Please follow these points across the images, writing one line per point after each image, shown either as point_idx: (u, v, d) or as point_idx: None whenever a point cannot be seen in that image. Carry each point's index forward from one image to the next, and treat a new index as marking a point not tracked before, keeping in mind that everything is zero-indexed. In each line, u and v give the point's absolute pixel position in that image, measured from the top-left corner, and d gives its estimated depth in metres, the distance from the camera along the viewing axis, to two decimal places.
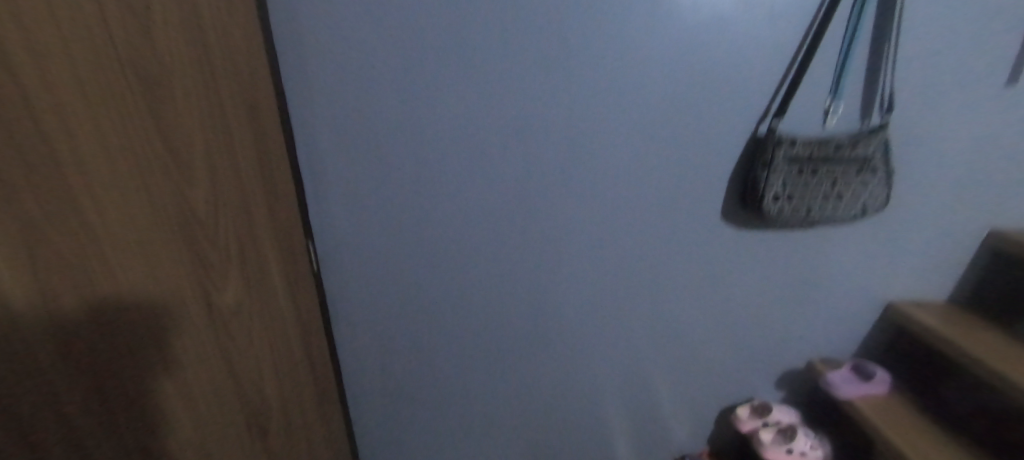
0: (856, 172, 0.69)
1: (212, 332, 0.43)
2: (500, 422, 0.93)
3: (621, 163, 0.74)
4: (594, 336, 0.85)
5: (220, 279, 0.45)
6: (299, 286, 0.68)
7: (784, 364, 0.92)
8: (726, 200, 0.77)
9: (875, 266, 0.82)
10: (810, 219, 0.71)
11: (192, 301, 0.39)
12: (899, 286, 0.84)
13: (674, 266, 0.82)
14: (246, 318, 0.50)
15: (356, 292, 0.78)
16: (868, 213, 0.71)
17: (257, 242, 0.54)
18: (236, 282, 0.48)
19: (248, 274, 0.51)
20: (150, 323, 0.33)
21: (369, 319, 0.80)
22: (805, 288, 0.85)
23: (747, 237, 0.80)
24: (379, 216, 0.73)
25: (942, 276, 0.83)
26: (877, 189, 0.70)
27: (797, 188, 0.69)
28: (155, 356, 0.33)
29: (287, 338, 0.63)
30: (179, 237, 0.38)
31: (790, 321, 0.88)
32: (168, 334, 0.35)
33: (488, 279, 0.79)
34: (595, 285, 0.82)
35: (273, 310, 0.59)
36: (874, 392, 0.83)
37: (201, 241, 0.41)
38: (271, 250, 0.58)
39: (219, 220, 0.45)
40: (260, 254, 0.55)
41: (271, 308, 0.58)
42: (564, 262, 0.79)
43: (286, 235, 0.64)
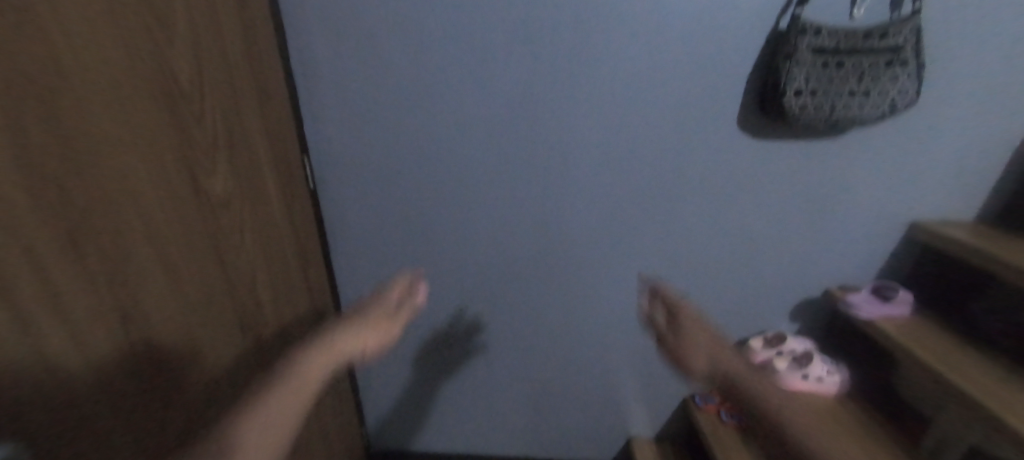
0: (884, 65, 0.64)
1: (129, 242, 0.40)
2: (508, 321, 0.95)
3: (631, 65, 0.71)
4: (604, 253, 0.86)
5: (137, 186, 0.42)
6: (261, 186, 0.65)
7: (802, 293, 0.88)
8: (743, 105, 0.73)
9: (900, 180, 0.77)
10: (834, 119, 0.67)
11: (98, 212, 0.37)
12: (928, 202, 0.79)
13: (690, 171, 0.78)
14: (178, 228, 0.48)
15: (361, 168, 0.83)
16: (895, 111, 0.67)
17: (193, 138, 0.50)
18: (163, 192, 0.45)
19: (182, 178, 0.48)
20: (35, 220, 0.30)
21: (374, 197, 0.85)
22: (827, 206, 0.80)
23: (766, 150, 0.76)
24: (391, 104, 0.77)
25: (973, 188, 0.78)
26: (907, 83, 0.65)
27: (820, 83, 0.65)
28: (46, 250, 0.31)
29: (237, 249, 0.60)
30: (80, 137, 0.34)
31: (809, 244, 0.84)
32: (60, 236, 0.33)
33: (498, 192, 0.82)
34: (604, 200, 0.81)
35: (218, 222, 0.56)
36: (894, 313, 0.80)
37: (112, 144, 0.38)
38: (217, 153, 0.55)
39: (137, 120, 0.41)
40: (199, 158, 0.51)
41: (215, 220, 0.55)
42: (572, 173, 0.79)
43: (245, 134, 0.60)
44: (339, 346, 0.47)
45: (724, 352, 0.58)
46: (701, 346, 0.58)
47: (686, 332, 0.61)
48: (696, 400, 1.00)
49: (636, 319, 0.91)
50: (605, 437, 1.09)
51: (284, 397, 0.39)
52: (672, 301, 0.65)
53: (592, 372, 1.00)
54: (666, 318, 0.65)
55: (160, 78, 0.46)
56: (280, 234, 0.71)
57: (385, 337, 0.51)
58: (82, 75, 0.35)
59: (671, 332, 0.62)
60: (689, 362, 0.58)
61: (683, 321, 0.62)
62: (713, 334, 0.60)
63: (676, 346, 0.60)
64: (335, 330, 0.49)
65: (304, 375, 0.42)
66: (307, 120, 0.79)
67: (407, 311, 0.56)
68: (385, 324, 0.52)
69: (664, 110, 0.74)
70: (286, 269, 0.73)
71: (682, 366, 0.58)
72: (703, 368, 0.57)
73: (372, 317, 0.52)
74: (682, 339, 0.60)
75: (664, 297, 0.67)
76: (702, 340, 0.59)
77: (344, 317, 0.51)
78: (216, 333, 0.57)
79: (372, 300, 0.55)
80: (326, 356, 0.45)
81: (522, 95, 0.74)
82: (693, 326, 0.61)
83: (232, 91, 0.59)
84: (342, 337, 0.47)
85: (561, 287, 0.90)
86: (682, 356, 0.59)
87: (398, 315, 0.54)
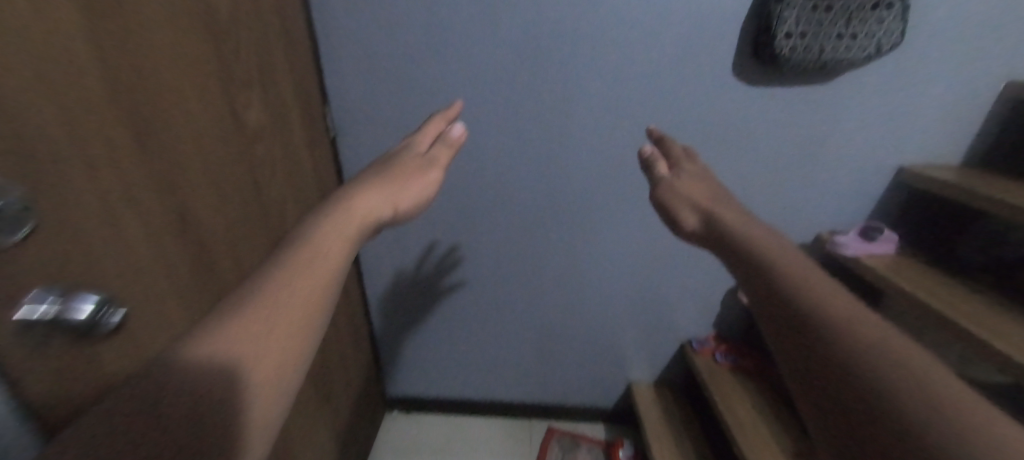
0: (872, 6, 0.68)
1: (164, 131, 0.46)
2: (511, 261, 1.01)
3: (632, 11, 0.75)
4: (607, 196, 0.91)
5: (171, 83, 0.47)
6: (284, 108, 0.71)
7: (793, 237, 0.94)
8: (739, 50, 0.77)
9: (889, 116, 0.81)
10: (823, 61, 0.71)
11: (132, 94, 0.42)
12: (914, 145, 0.83)
13: (685, 109, 0.82)
14: (210, 133, 0.54)
15: (364, 113, 0.85)
16: (881, 52, 0.71)
17: (221, 53, 0.55)
18: (194, 95, 0.51)
19: (211, 89, 0.54)
20: (76, 88, 0.36)
21: (379, 139, 0.88)
22: (817, 151, 0.85)
23: (759, 96, 0.80)
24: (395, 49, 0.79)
25: (959, 131, 0.81)
26: (893, 25, 0.69)
27: (810, 26, 0.69)
28: (87, 115, 0.37)
29: (264, 159, 0.66)
30: (105, 27, 0.39)
31: (800, 189, 0.89)
32: (99, 116, 0.38)
33: (505, 136, 0.87)
34: (607, 145, 0.86)
35: (248, 131, 0.62)
36: (879, 252, 0.85)
37: (142, 42, 0.43)
38: (242, 70, 0.60)
39: (168, 29, 0.46)
40: (227, 72, 0.56)
41: (245, 131, 0.61)
42: (574, 116, 0.84)
43: (265, 54, 0.65)
44: (366, 205, 0.41)
45: (721, 197, 0.47)
46: (691, 197, 0.48)
47: (679, 183, 0.50)
48: (695, 345, 1.06)
49: (637, 260, 0.98)
50: (609, 375, 1.18)
51: (321, 256, 0.33)
52: (676, 162, 0.55)
53: (595, 313, 1.08)
54: (668, 171, 0.54)
55: (207, 24, 0.52)
56: (301, 160, 0.77)
57: (419, 192, 0.47)
58: (142, 20, 0.43)
59: (668, 181, 0.52)
60: (677, 213, 0.47)
61: (682, 174, 0.52)
62: (716, 188, 0.49)
63: (666, 194, 0.50)
64: (360, 190, 0.43)
65: (335, 235, 0.36)
66: (325, 70, 0.83)
67: (437, 164, 0.51)
68: (414, 176, 0.48)
69: (662, 56, 0.78)
70: (304, 191, 0.79)
71: (671, 219, 0.48)
72: (694, 223, 0.45)
73: (399, 171, 0.47)
74: (675, 188, 0.50)
75: (670, 154, 0.57)
76: (697, 190, 0.49)
77: (366, 175, 0.46)
78: (244, 225, 0.62)
79: (394, 160, 0.49)
80: (354, 216, 0.39)
81: (529, 39, 0.78)
82: (689, 180, 0.51)
83: (264, 38, 0.65)
84: (365, 197, 0.42)
85: (566, 231, 0.96)
86: (669, 205, 0.49)
87: (429, 167, 0.50)
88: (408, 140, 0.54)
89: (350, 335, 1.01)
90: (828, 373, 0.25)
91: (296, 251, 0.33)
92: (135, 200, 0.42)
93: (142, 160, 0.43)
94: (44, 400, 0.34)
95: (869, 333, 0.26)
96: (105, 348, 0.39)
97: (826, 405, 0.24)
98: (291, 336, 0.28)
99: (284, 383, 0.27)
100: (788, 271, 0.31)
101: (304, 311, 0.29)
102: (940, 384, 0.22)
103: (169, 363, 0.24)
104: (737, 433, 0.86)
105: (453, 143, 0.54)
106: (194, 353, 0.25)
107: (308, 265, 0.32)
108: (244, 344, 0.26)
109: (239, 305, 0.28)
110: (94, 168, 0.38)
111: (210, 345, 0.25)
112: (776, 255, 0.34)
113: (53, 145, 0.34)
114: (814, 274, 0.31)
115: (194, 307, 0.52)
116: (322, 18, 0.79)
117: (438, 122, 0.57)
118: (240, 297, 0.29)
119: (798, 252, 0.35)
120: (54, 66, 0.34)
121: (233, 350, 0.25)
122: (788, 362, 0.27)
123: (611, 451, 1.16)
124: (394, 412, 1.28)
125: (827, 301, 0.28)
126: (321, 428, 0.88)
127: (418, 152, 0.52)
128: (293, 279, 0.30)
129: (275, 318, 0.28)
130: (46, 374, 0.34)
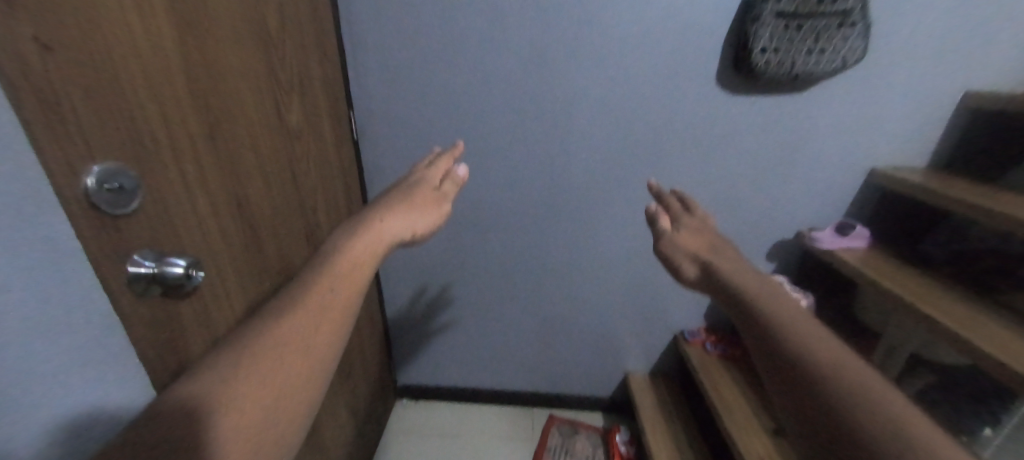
0: (835, 26, 0.77)
1: (228, 126, 0.55)
2: (515, 253, 1.09)
3: (627, 27, 0.84)
4: (605, 194, 1.00)
5: (231, 85, 0.56)
6: (319, 111, 0.81)
7: (775, 234, 1.02)
8: (722, 63, 0.86)
9: (861, 120, 0.89)
10: (795, 73, 0.80)
11: (205, 94, 0.51)
12: (883, 150, 0.92)
13: (675, 113, 0.91)
14: (260, 127, 0.62)
15: (388, 116, 0.95)
16: (848, 65, 0.80)
17: (269, 59, 0.65)
18: (250, 94, 0.60)
19: (262, 88, 0.63)
20: (163, 86, 0.45)
21: (399, 139, 0.98)
22: (796, 154, 0.93)
23: (741, 104, 0.89)
24: (414, 59, 0.89)
25: (924, 136, 0.89)
26: (856, 41, 0.78)
27: (783, 42, 0.78)
28: (173, 112, 0.46)
29: (302, 152, 0.75)
30: (186, 37, 0.48)
31: (781, 188, 0.97)
32: (183, 110, 0.47)
33: (513, 138, 0.95)
34: (606, 147, 0.95)
35: (290, 127, 0.71)
36: (852, 246, 0.93)
37: (211, 50, 0.52)
38: (285, 74, 0.69)
39: (229, 38, 0.55)
40: (272, 74, 0.65)
41: (288, 124, 0.70)
42: (575, 120, 0.93)
43: (305, 64, 0.75)
44: (389, 229, 0.49)
45: (717, 250, 0.55)
46: (689, 249, 0.56)
47: (679, 238, 0.59)
48: (686, 335, 1.13)
49: (634, 255, 1.06)
50: (608, 365, 1.25)
51: (349, 272, 0.41)
52: (676, 215, 0.63)
53: (595, 305, 1.15)
54: (671, 224, 0.62)
55: (260, 41, 0.62)
56: (331, 160, 0.86)
57: (430, 220, 0.54)
58: (215, 38, 0.53)
59: (670, 236, 0.60)
60: (680, 267, 0.56)
61: (682, 229, 0.60)
62: (712, 241, 0.57)
63: (668, 247, 0.59)
64: (386, 212, 0.50)
65: (363, 254, 0.44)
66: (350, 79, 0.92)
67: (447, 198, 0.59)
68: (430, 207, 0.55)
69: (654, 68, 0.87)
70: (334, 186, 0.88)
71: (674, 270, 0.57)
72: (696, 274, 0.53)
73: (417, 200, 0.54)
74: (676, 242, 0.58)
75: (670, 210, 0.64)
76: (694, 243, 0.57)
77: (386, 199, 0.53)
78: (287, 210, 0.71)
79: (413, 188, 0.57)
80: (376, 235, 0.47)
81: (533, 51, 0.87)
82: (688, 235, 0.59)
83: (303, 51, 0.74)
84: (389, 220, 0.49)
85: (567, 227, 1.04)
86: (671, 258, 0.58)
87: (441, 200, 0.57)
88: (421, 173, 0.60)
89: (366, 322, 1.08)
90: (810, 401, 0.32)
91: (332, 264, 0.41)
92: (206, 184, 0.51)
93: (210, 148, 0.52)
94: (142, 342, 0.43)
95: (843, 373, 0.33)
96: (184, 306, 0.48)
97: (807, 421, 0.32)
98: (326, 334, 0.37)
99: (319, 371, 0.36)
100: (779, 319, 0.39)
101: (336, 317, 0.38)
102: (888, 406, 0.30)
103: (236, 349, 0.34)
104: (722, 411, 0.93)
105: (457, 182, 0.62)
106: (253, 343, 0.34)
107: (341, 279, 0.40)
108: (291, 338, 0.35)
109: (292, 300, 0.37)
110: (178, 155, 0.47)
111: (267, 337, 0.34)
112: (766, 303, 0.42)
113: (150, 138, 0.43)
114: (800, 320, 0.39)
115: (249, 282, 0.61)
116: (349, 31, 0.88)
117: (449, 160, 0.63)
118: (287, 301, 0.37)
119: (789, 303, 0.42)
120: (152, 73, 0.43)
121: (283, 341, 0.34)
122: (781, 400, 0.34)
123: (608, 437, 1.22)
124: (404, 400, 1.35)
125: (809, 345, 0.36)
126: (341, 405, 0.95)
127: (432, 186, 0.58)
128: (331, 288, 0.39)
129: (317, 319, 0.36)
130: (143, 320, 0.43)
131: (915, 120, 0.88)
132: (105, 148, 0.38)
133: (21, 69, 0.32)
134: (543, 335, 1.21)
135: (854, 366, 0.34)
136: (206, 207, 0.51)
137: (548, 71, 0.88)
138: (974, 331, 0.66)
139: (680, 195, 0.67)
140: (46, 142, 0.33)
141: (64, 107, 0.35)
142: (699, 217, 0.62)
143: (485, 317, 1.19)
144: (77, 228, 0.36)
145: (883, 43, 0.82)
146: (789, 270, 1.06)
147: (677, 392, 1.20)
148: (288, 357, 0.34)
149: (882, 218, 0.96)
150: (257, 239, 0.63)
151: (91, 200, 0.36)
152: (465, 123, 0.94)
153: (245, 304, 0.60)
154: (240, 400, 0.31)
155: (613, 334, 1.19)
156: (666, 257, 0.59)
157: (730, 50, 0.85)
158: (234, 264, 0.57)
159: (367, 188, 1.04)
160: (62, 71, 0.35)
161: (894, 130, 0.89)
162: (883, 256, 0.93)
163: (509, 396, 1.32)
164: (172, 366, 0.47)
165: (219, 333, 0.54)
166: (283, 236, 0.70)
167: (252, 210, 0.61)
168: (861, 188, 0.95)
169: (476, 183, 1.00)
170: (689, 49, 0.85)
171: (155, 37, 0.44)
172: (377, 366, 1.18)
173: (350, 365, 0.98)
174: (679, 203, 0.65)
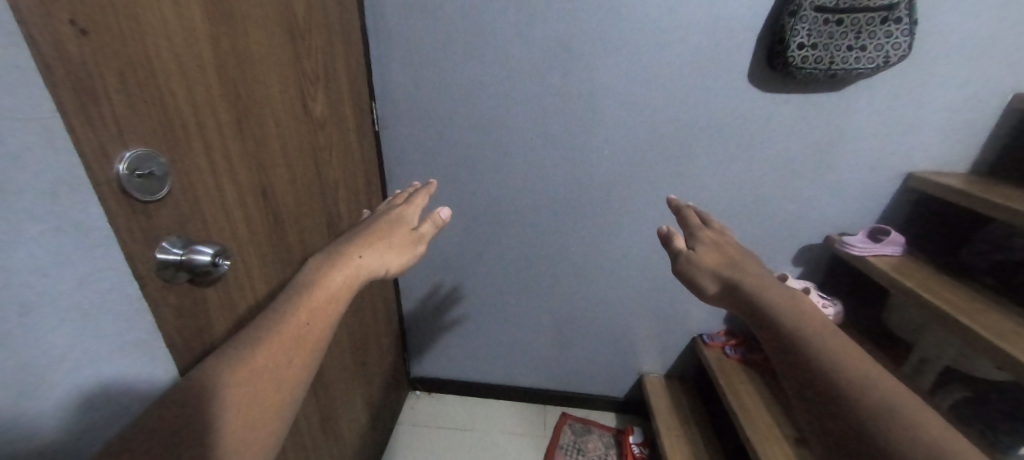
0: (879, 22, 0.73)
1: (256, 114, 0.55)
2: (531, 248, 1.08)
3: (658, 21, 0.81)
4: (627, 193, 0.98)
5: (255, 68, 0.55)
6: (343, 100, 0.80)
7: (803, 237, 0.99)
8: (755, 59, 0.82)
9: (900, 121, 0.85)
10: (833, 70, 0.77)
11: (234, 79, 0.51)
12: (923, 153, 0.87)
13: (703, 109, 0.88)
14: (285, 114, 0.62)
15: (411, 108, 0.95)
16: (890, 63, 0.76)
17: (296, 46, 0.64)
18: (274, 81, 0.59)
19: (287, 76, 0.62)
20: (195, 70, 0.45)
21: (419, 132, 0.97)
22: (829, 155, 0.90)
23: (774, 102, 0.86)
24: (436, 50, 0.88)
25: (965, 139, 0.85)
26: (901, 38, 0.74)
27: (822, 38, 0.75)
28: (201, 97, 0.46)
29: (326, 140, 0.75)
30: (219, 26, 0.48)
31: (812, 191, 0.94)
32: (213, 98, 0.47)
33: (534, 133, 0.94)
34: (629, 145, 0.93)
35: (315, 115, 0.71)
36: (885, 252, 0.89)
37: (240, 36, 0.52)
38: (310, 63, 0.68)
39: (256, 23, 0.55)
40: (298, 62, 0.65)
41: (313, 113, 0.70)
42: (599, 117, 0.91)
43: (331, 54, 0.75)
44: (365, 264, 0.46)
45: (738, 264, 0.52)
46: (708, 265, 0.53)
47: (698, 255, 0.54)
48: (704, 338, 1.12)
49: (654, 253, 1.04)
50: (623, 365, 1.23)
51: (326, 306, 0.41)
52: (693, 231, 0.58)
53: (612, 304, 1.13)
54: (686, 244, 0.58)
55: (286, 30, 0.62)
56: (354, 150, 0.86)
57: (406, 259, 0.51)
58: (246, 26, 0.52)
59: (687, 254, 0.56)
60: (700, 282, 0.53)
61: (700, 245, 0.56)
62: (733, 255, 0.53)
63: (686, 265, 0.55)
64: (365, 245, 0.48)
65: (337, 289, 0.43)
66: (373, 70, 0.92)
67: (424, 239, 0.54)
68: (408, 247, 0.52)
69: (683, 63, 0.84)
70: (357, 176, 0.89)
71: (694, 286, 0.54)
72: (715, 289, 0.51)
73: (396, 237, 0.51)
74: (694, 260, 0.54)
75: (688, 224, 0.60)
76: (714, 259, 0.53)
77: (366, 231, 0.51)
78: (310, 198, 0.71)
79: (400, 216, 0.54)
80: (349, 268, 0.45)
81: (556, 46, 0.85)
82: (707, 251, 0.55)
83: (328, 39, 0.74)
84: (367, 256, 0.47)
85: (587, 222, 1.02)
86: (691, 275, 0.54)
87: (418, 240, 0.53)
88: (399, 209, 0.56)
89: (384, 314, 1.08)
90: (835, 429, 0.33)
91: (307, 297, 0.40)
92: (233, 170, 0.51)
93: (239, 134, 0.52)
94: (168, 326, 0.43)
95: (877, 388, 0.33)
96: (210, 292, 0.49)
97: (839, 453, 0.32)
98: (299, 366, 0.37)
99: (288, 406, 0.36)
100: (805, 341, 0.38)
101: (310, 350, 0.38)
102: (922, 431, 0.30)
103: (212, 378, 0.33)
104: (740, 415, 0.91)
105: (438, 224, 0.56)
106: (228, 374, 0.34)
107: (316, 312, 0.39)
108: (264, 373, 0.35)
109: (265, 334, 0.36)
110: (206, 143, 0.47)
111: (242, 371, 0.34)
112: (790, 321, 0.41)
113: (181, 124, 0.43)
114: (829, 343, 0.38)
115: (272, 271, 0.61)
116: (374, 22, 0.87)
117: (426, 196, 0.60)
118: (260, 328, 0.37)
119: (821, 322, 0.41)
120: (184, 61, 0.43)
121: (259, 375, 0.34)
122: (816, 423, 0.34)
123: (621, 438, 1.22)
124: (417, 391, 1.36)
125: (836, 365, 0.36)
126: (357, 394, 0.96)
127: (411, 224, 0.54)
128: (306, 322, 0.38)
129: (290, 353, 0.36)
130: (169, 304, 0.43)
131: (960, 119, 0.83)
132: (135, 132, 0.38)
133: (52, 46, 0.31)
134: (556, 331, 1.20)
135: (888, 383, 0.34)
136: (234, 193, 0.52)
137: (572, 66, 0.87)
138: (1010, 341, 0.62)
139: (697, 210, 0.63)
140: (79, 124, 0.33)
141: (97, 91, 0.35)
142: (718, 230, 0.58)
143: (501, 311, 1.19)
144: (110, 210, 0.36)
145: (929, 39, 0.78)
146: (812, 274, 1.03)
147: (692, 393, 1.19)
148: (261, 392, 0.34)
149: (919, 224, 0.92)
150: (281, 226, 0.63)
151: (121, 186, 0.37)
152: (487, 116, 0.93)
153: (269, 290, 0.61)
154: (218, 432, 0.32)
155: (628, 333, 1.17)
156: (684, 276, 0.55)
157: (765, 45, 0.81)
158: (259, 251, 0.58)
159: (387, 180, 1.04)
160: (97, 54, 0.34)
161: (935, 132, 0.85)
162: (918, 262, 0.89)
163: (522, 392, 1.32)
164: (195, 351, 0.48)
165: (243, 317, 0.55)
166: (308, 226, 0.71)
167: (273, 196, 0.60)
168: (893, 192, 0.92)
169: (497, 176, 0.99)
170: (723, 44, 0.82)
171: (191, 25, 0.44)
172: (393, 357, 1.19)
173: (366, 354, 0.98)
174: (696, 217, 0.62)
